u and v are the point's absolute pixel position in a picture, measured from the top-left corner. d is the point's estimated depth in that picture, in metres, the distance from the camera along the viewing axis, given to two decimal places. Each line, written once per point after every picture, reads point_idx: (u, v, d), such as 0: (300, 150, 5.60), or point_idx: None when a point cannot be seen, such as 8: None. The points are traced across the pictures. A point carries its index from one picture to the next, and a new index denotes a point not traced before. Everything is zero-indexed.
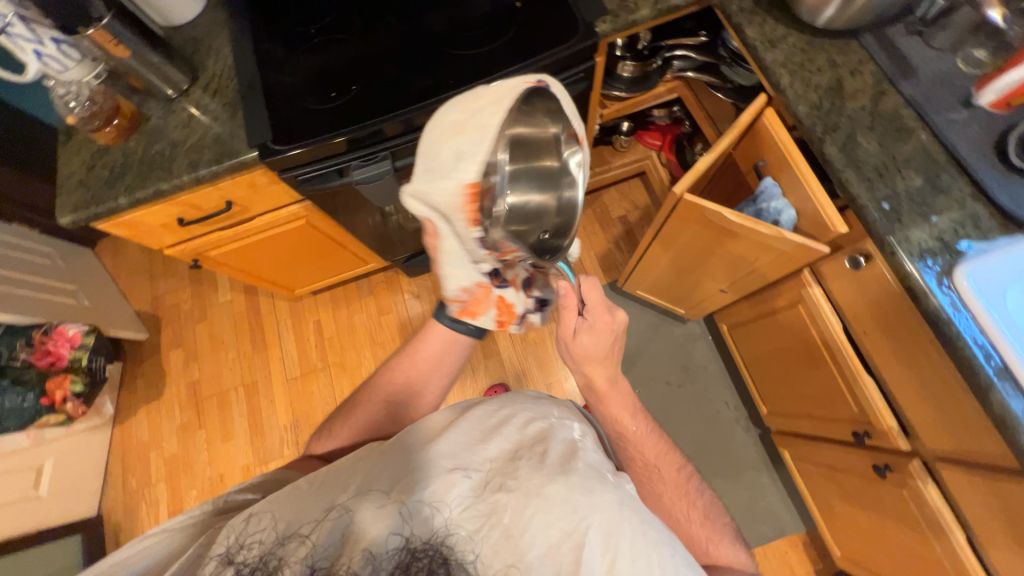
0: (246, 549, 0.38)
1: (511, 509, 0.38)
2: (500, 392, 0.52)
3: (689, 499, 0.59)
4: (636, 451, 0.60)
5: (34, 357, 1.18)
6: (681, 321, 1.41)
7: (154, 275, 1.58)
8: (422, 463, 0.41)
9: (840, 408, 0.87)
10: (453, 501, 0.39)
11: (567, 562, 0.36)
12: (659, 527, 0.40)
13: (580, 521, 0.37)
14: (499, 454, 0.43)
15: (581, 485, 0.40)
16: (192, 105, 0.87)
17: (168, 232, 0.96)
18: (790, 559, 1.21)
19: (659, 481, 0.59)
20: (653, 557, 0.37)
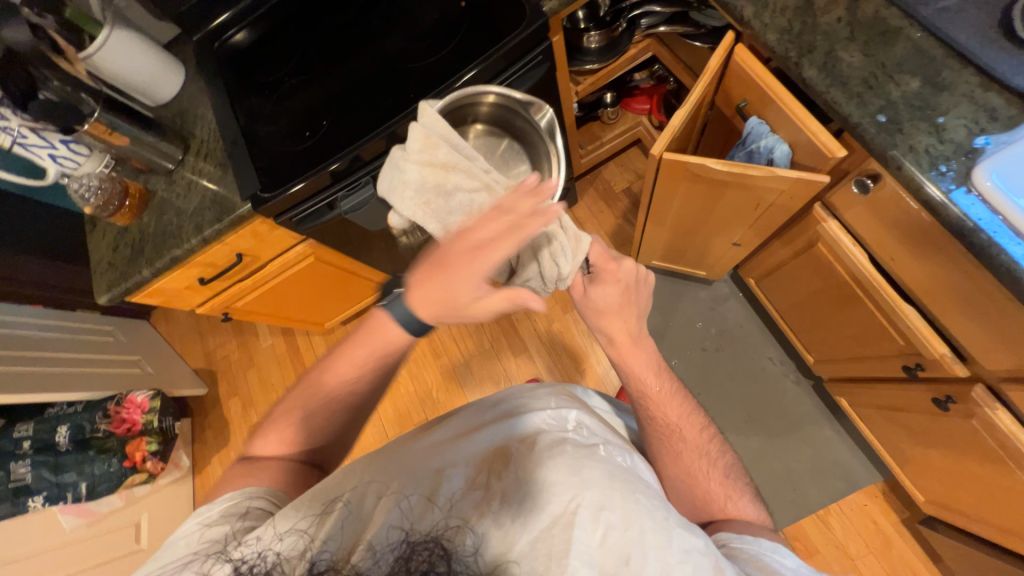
0: (242, 547, 0.40)
1: (502, 491, 0.42)
2: (491, 397, 0.56)
3: (710, 460, 0.58)
4: (659, 410, 0.58)
5: (114, 427, 1.31)
6: (706, 283, 1.35)
7: (203, 333, 1.71)
8: (415, 466, 0.45)
9: (883, 343, 0.81)
10: (445, 494, 0.42)
11: (559, 539, 0.39)
12: (650, 494, 0.44)
13: (569, 496, 0.41)
14: (488, 449, 0.47)
15: (568, 463, 0.44)
16: (190, 172, 0.93)
17: (194, 292, 1.04)
18: (872, 512, 1.13)
19: (680, 441, 0.57)
20: (644, 523, 0.41)
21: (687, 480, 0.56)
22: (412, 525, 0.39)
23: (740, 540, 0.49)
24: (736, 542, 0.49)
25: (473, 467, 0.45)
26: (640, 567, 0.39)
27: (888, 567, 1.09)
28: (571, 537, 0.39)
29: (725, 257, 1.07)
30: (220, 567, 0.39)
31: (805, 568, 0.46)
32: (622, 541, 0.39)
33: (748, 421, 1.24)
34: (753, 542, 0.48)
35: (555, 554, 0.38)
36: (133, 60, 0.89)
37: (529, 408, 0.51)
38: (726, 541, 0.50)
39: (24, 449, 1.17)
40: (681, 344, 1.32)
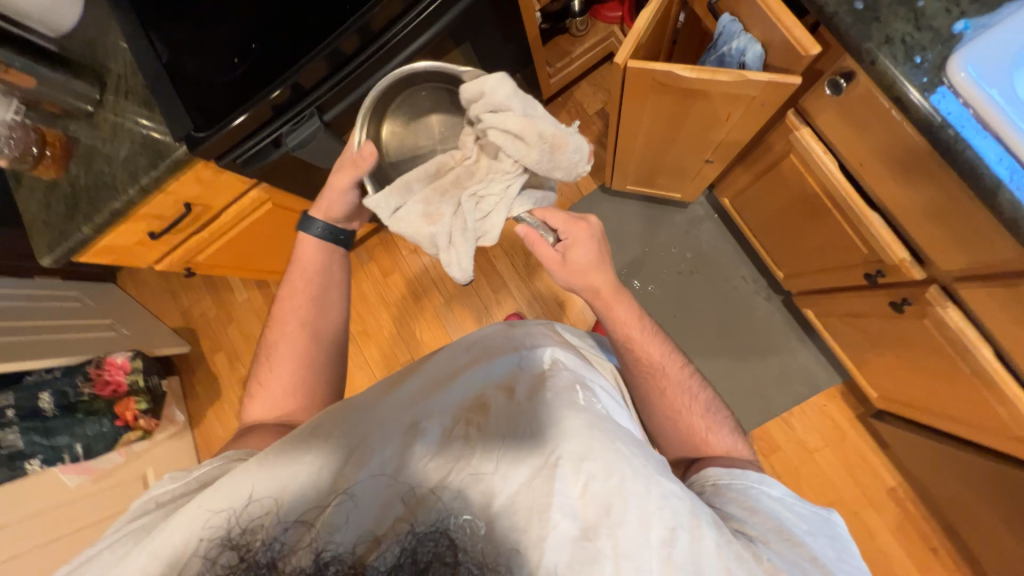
0: (249, 536, 0.38)
1: (483, 446, 0.43)
2: (464, 342, 0.57)
3: (691, 395, 0.60)
4: (641, 353, 0.61)
5: (98, 389, 1.29)
6: (682, 206, 1.33)
7: (175, 292, 1.66)
8: (389, 422, 0.45)
9: (849, 253, 0.82)
10: (423, 445, 0.43)
11: (541, 490, 0.39)
12: (625, 438, 0.44)
13: (549, 448, 0.41)
14: (464, 399, 0.47)
15: (546, 413, 0.44)
16: (113, 113, 0.84)
17: (146, 247, 0.99)
18: (831, 411, 1.23)
19: (663, 379, 0.60)
20: (625, 472, 0.40)
21: (666, 416, 0.59)
22: (414, 513, 0.39)
23: (729, 477, 0.51)
24: (724, 479, 0.51)
25: (450, 418, 0.45)
26: (622, 514, 0.39)
27: (842, 457, 1.21)
28: (552, 488, 0.39)
29: (698, 176, 1.05)
30: (221, 555, 0.37)
31: (789, 497, 0.50)
32: (603, 490, 0.40)
33: (720, 338, 1.29)
34: (740, 476, 0.51)
35: (537, 507, 0.39)
36: None
37: (503, 355, 0.52)
38: (715, 480, 0.51)
39: (8, 417, 1.16)
40: (657, 269, 1.33)
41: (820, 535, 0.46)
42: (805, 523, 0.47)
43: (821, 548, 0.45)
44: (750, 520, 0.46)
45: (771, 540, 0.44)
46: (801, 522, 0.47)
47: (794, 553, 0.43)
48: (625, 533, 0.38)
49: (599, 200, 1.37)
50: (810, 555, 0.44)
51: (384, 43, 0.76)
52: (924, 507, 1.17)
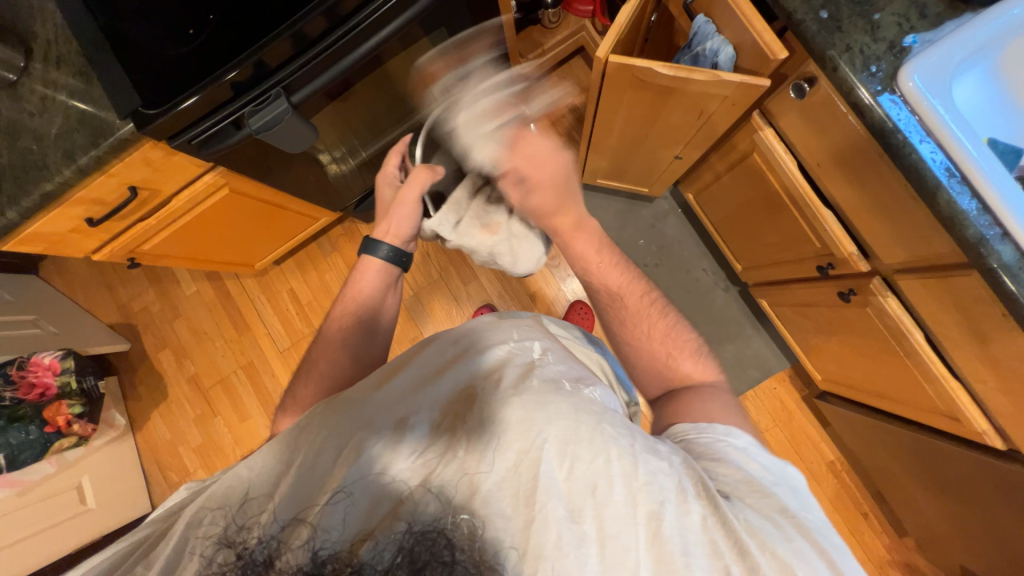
0: (245, 532, 0.38)
1: (472, 435, 0.42)
2: (449, 331, 0.56)
3: (653, 319, 0.65)
4: (600, 282, 0.68)
5: (22, 394, 1.15)
6: (648, 201, 1.38)
7: (111, 285, 1.51)
8: (375, 415, 0.44)
9: (803, 247, 0.89)
10: (412, 440, 0.43)
11: (527, 474, 0.39)
12: (612, 419, 0.44)
13: (536, 433, 0.41)
14: (452, 394, 0.47)
15: (532, 399, 0.44)
16: (42, 84, 0.74)
17: (82, 234, 0.90)
18: (780, 393, 1.33)
19: (622, 306, 0.66)
20: (611, 452, 0.41)
21: (635, 340, 0.65)
22: (406, 509, 0.38)
23: (696, 431, 0.51)
24: (692, 434, 0.51)
25: (437, 412, 0.45)
26: (608, 495, 0.39)
27: (789, 436, 1.31)
28: (539, 473, 0.39)
29: (666, 171, 1.09)
30: (219, 552, 0.37)
31: (754, 447, 0.49)
32: (589, 471, 0.40)
33: None
34: (708, 430, 0.51)
35: (523, 492, 0.39)
36: None
37: (493, 346, 0.52)
38: (683, 435, 0.52)
39: None
40: None
41: (783, 485, 0.46)
42: (772, 475, 0.47)
43: (789, 500, 0.44)
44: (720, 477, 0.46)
45: (742, 494, 0.44)
46: (766, 473, 0.47)
47: (765, 506, 0.43)
48: (612, 512, 0.39)
49: None
50: (780, 507, 0.43)
51: (356, 23, 0.72)
52: (857, 477, 1.29)
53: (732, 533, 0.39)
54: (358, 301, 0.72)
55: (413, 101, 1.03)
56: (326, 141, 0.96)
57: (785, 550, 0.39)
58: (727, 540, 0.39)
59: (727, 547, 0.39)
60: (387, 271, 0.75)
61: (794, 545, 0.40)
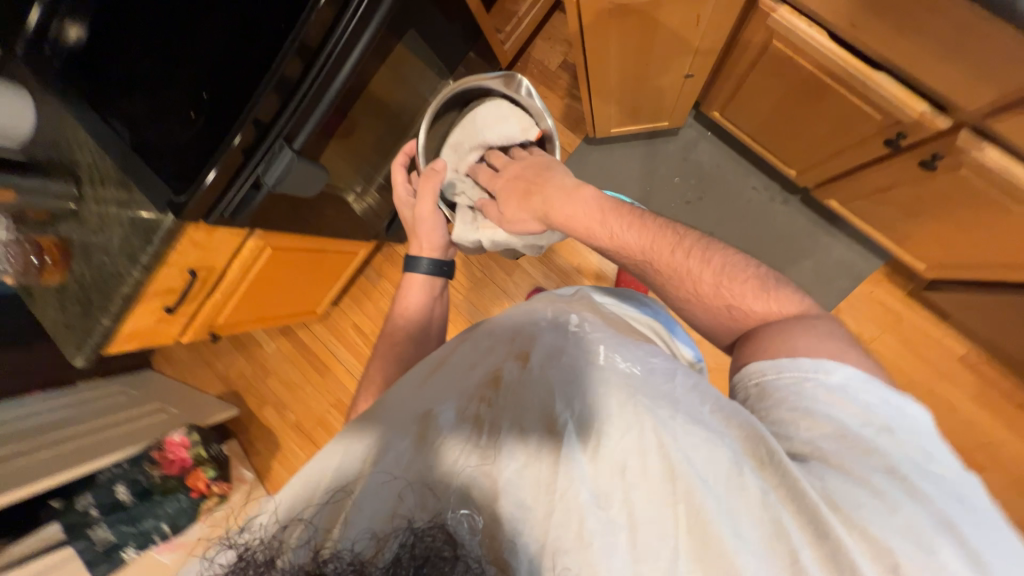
0: (248, 531, 0.36)
1: (497, 423, 0.41)
2: (483, 324, 0.56)
3: (699, 262, 0.57)
4: (621, 247, 0.62)
5: (166, 469, 1.32)
6: (672, 134, 1.28)
7: (209, 361, 1.69)
8: (403, 413, 0.44)
9: (861, 126, 0.78)
10: (437, 433, 0.41)
11: (549, 460, 0.38)
12: (648, 391, 0.42)
13: (559, 414, 0.41)
14: (479, 379, 0.45)
15: (557, 381, 0.44)
16: (95, 203, 0.84)
17: (166, 323, 1.00)
18: (879, 296, 1.18)
19: (656, 265, 0.59)
20: (645, 426, 0.39)
21: (678, 302, 0.59)
22: (414, 511, 0.35)
23: (776, 370, 0.47)
24: (770, 374, 0.48)
25: (463, 398, 0.43)
26: (638, 473, 0.38)
27: (902, 339, 1.16)
28: (562, 453, 0.39)
29: (681, 94, 1.01)
30: (220, 553, 0.34)
31: (857, 381, 0.44)
32: (616, 445, 0.39)
33: (748, 255, 1.24)
34: (791, 368, 0.46)
35: (544, 481, 0.37)
36: None
37: (526, 330, 0.51)
38: (761, 378, 0.48)
39: (93, 516, 1.22)
40: (663, 204, 1.28)
41: (902, 428, 0.41)
42: (881, 419, 0.42)
43: (905, 450, 0.40)
44: (802, 437, 0.42)
45: (828, 448, 0.41)
46: (877, 413, 0.42)
47: (866, 466, 0.39)
48: (641, 493, 0.37)
49: (587, 153, 1.33)
50: (883, 464, 0.39)
51: (330, 54, 0.72)
52: (1001, 366, 1.12)
53: (802, 504, 0.36)
54: (408, 316, 0.75)
55: (408, 112, 1.03)
56: (342, 178, 0.99)
57: (881, 525, 0.35)
58: (796, 515, 0.36)
59: (792, 521, 0.36)
60: (431, 286, 0.79)
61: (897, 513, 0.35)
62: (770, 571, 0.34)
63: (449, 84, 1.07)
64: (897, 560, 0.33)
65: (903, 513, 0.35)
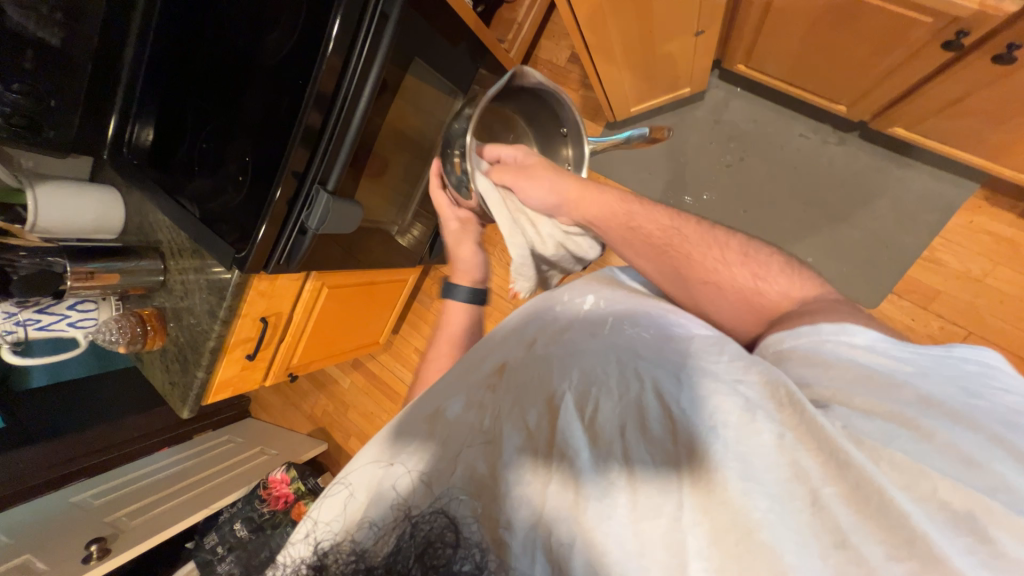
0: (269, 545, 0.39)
1: (494, 402, 0.41)
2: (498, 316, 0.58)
3: (722, 246, 0.59)
4: (640, 231, 0.62)
5: (273, 505, 1.43)
6: (697, 100, 1.22)
7: (296, 402, 1.84)
8: (416, 410, 0.43)
9: (907, 37, 0.70)
10: (442, 420, 0.41)
11: (544, 432, 0.37)
12: (648, 355, 0.41)
13: (556, 387, 0.39)
14: (483, 363, 0.45)
15: (558, 354, 0.42)
16: (178, 273, 0.96)
17: (251, 370, 1.11)
18: (983, 224, 1.02)
19: (678, 245, 0.60)
20: (644, 387, 0.38)
21: (705, 289, 0.58)
22: (411, 500, 0.36)
23: (794, 337, 0.46)
24: (789, 342, 0.46)
25: (471, 389, 0.42)
26: (637, 436, 0.36)
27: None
28: (557, 423, 0.37)
29: (696, 55, 0.97)
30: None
31: (883, 341, 0.43)
32: (614, 412, 0.37)
33: (809, 208, 1.13)
34: (810, 332, 0.45)
35: (540, 454, 0.37)
36: (68, 208, 0.90)
37: (533, 314, 0.51)
38: (779, 344, 0.47)
39: (219, 552, 1.39)
40: (703, 173, 1.21)
41: (942, 377, 0.40)
42: (910, 365, 0.41)
43: (939, 389, 0.38)
44: (823, 382, 0.41)
45: (855, 392, 0.39)
46: (902, 364, 0.41)
47: (901, 399, 0.37)
48: (643, 455, 0.35)
49: (611, 140, 1.29)
50: (913, 395, 0.38)
51: (343, 97, 0.78)
52: None
53: (826, 445, 0.33)
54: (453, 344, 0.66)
55: (430, 139, 1.07)
56: (378, 211, 1.04)
57: (917, 453, 0.33)
58: (817, 455, 0.33)
59: (817, 466, 0.33)
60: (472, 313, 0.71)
61: (925, 438, 0.34)
62: (794, 517, 0.32)
63: (461, 102, 1.09)
64: (929, 481, 0.32)
65: (944, 442, 0.34)
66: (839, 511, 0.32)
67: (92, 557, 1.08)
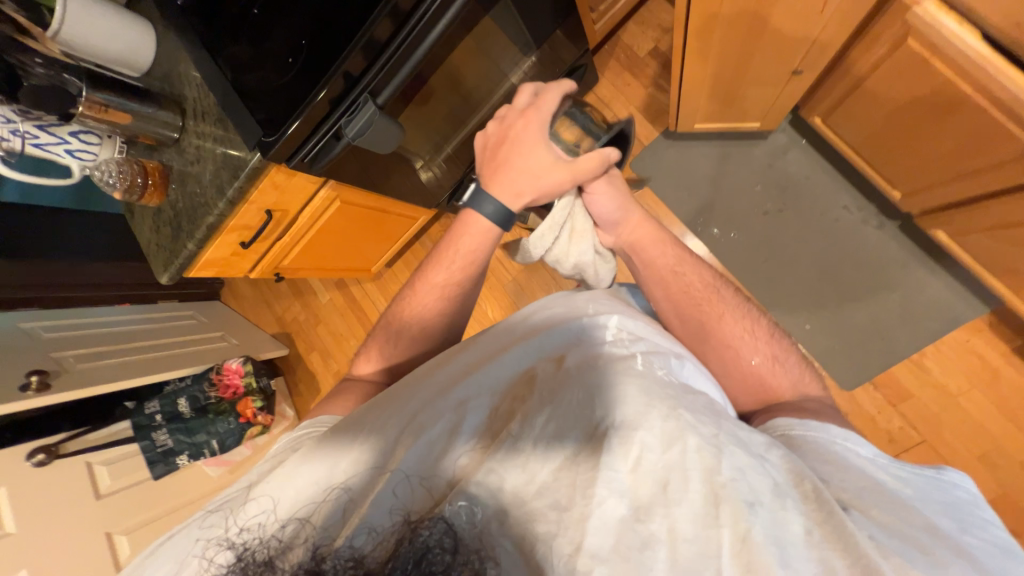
0: (245, 532, 0.38)
1: (524, 416, 0.41)
2: (520, 321, 0.58)
3: (755, 320, 0.62)
4: (681, 278, 0.65)
5: (222, 392, 1.44)
6: (759, 138, 1.19)
7: (269, 301, 1.81)
8: (433, 402, 0.44)
9: (998, 147, 0.69)
10: (465, 426, 0.42)
11: (584, 466, 0.37)
12: (688, 404, 0.41)
13: (598, 418, 0.40)
14: (510, 379, 0.46)
15: (596, 381, 0.43)
16: (195, 136, 0.91)
17: (241, 258, 1.08)
18: (976, 347, 1.05)
19: (713, 306, 0.63)
20: (688, 442, 0.38)
21: (723, 349, 0.60)
22: (415, 506, 0.38)
23: (802, 428, 0.49)
24: (798, 430, 0.49)
25: (497, 396, 0.45)
26: (681, 491, 0.36)
27: (995, 399, 1.03)
28: (597, 457, 0.38)
29: (781, 93, 0.94)
30: (220, 552, 0.37)
31: (883, 458, 0.46)
32: (658, 461, 0.37)
33: (824, 279, 1.14)
34: (821, 430, 0.48)
35: (580, 483, 0.36)
36: (98, 27, 0.82)
37: (562, 333, 0.52)
38: (786, 430, 0.50)
39: (158, 421, 1.38)
40: (739, 211, 1.20)
41: (933, 502, 0.42)
42: (909, 487, 0.43)
43: (934, 516, 0.40)
44: (839, 484, 0.42)
45: (861, 498, 0.40)
46: (904, 486, 0.43)
47: (910, 519, 0.38)
48: (686, 513, 0.35)
49: (663, 148, 1.26)
50: (923, 523, 0.38)
51: (422, 13, 0.73)
52: None
53: (851, 548, 0.34)
54: (467, 265, 0.65)
55: (487, 87, 1.01)
56: (415, 143, 1.00)
57: None
58: (843, 555, 0.33)
59: (843, 566, 0.33)
60: (490, 234, 0.64)
61: (942, 566, 0.33)
62: None
63: (530, 61, 1.03)
64: None
65: (952, 568, 0.33)
66: None
67: (30, 387, 1.06)
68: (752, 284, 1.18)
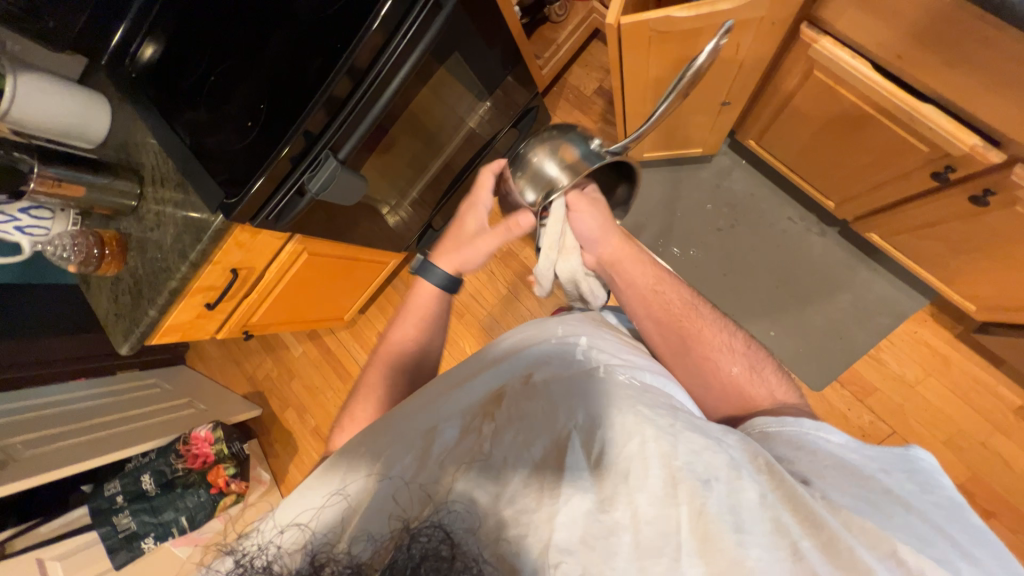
0: (246, 539, 0.36)
1: (496, 430, 0.42)
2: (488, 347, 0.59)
3: (731, 332, 0.66)
4: (662, 296, 0.69)
5: (189, 463, 1.33)
6: (704, 162, 1.28)
7: (238, 361, 1.74)
8: (407, 428, 0.44)
9: (903, 157, 0.78)
10: (440, 447, 0.41)
11: (552, 467, 0.38)
12: (645, 402, 0.44)
13: (564, 424, 0.41)
14: (482, 397, 0.46)
15: (560, 392, 0.45)
16: (154, 203, 0.91)
17: (207, 319, 1.06)
18: (924, 337, 1.12)
19: (691, 320, 0.66)
20: (645, 434, 0.40)
21: (701, 362, 0.63)
22: (408, 514, 0.36)
23: (779, 424, 0.51)
24: (774, 427, 0.51)
25: (467, 416, 0.44)
26: (642, 479, 0.37)
27: (949, 384, 1.09)
28: (565, 458, 0.39)
29: (716, 122, 1.03)
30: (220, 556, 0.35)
31: (854, 442, 0.47)
32: (620, 455, 0.39)
33: (780, 286, 1.21)
34: (795, 424, 0.50)
35: (546, 485, 0.37)
36: (52, 104, 0.83)
37: (527, 353, 0.53)
38: (763, 427, 0.51)
39: (120, 502, 1.29)
40: (695, 230, 1.27)
41: (897, 473, 0.43)
42: (877, 462, 0.45)
43: (900, 486, 0.42)
44: (803, 463, 0.45)
45: (826, 474, 0.42)
46: (872, 462, 0.44)
47: (864, 485, 0.41)
48: (647, 498, 0.36)
49: None
50: (881, 488, 0.41)
51: (376, 74, 0.77)
52: None
53: (802, 509, 0.36)
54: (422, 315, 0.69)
55: (446, 133, 1.06)
56: (379, 191, 1.03)
57: (889, 527, 0.36)
58: (792, 514, 0.36)
59: (794, 523, 0.35)
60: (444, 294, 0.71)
61: (900, 524, 0.36)
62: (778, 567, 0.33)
63: (484, 106, 1.09)
64: (893, 546, 0.34)
65: (902, 521, 0.37)
66: (815, 561, 0.33)
67: None
68: (716, 297, 1.23)
